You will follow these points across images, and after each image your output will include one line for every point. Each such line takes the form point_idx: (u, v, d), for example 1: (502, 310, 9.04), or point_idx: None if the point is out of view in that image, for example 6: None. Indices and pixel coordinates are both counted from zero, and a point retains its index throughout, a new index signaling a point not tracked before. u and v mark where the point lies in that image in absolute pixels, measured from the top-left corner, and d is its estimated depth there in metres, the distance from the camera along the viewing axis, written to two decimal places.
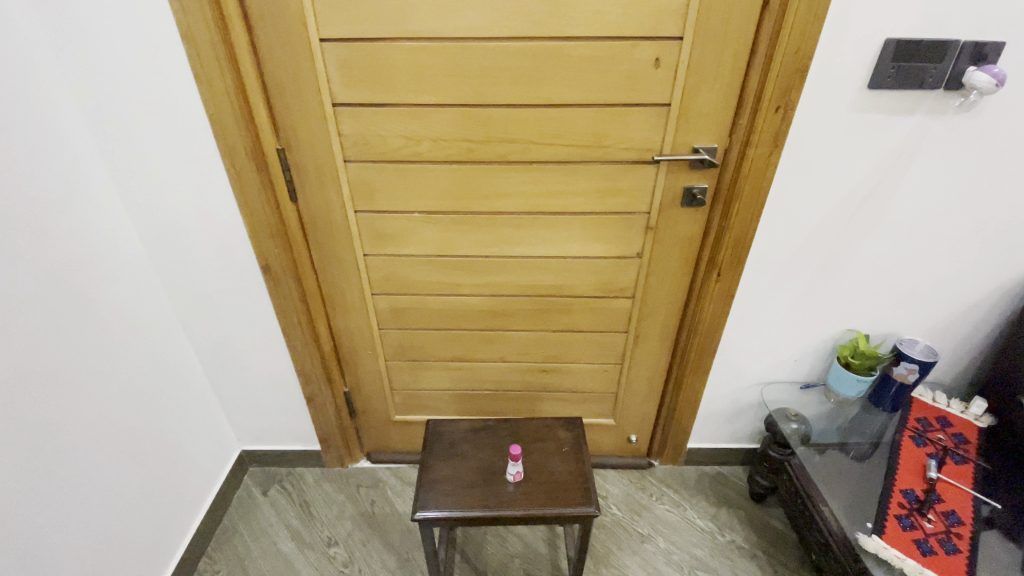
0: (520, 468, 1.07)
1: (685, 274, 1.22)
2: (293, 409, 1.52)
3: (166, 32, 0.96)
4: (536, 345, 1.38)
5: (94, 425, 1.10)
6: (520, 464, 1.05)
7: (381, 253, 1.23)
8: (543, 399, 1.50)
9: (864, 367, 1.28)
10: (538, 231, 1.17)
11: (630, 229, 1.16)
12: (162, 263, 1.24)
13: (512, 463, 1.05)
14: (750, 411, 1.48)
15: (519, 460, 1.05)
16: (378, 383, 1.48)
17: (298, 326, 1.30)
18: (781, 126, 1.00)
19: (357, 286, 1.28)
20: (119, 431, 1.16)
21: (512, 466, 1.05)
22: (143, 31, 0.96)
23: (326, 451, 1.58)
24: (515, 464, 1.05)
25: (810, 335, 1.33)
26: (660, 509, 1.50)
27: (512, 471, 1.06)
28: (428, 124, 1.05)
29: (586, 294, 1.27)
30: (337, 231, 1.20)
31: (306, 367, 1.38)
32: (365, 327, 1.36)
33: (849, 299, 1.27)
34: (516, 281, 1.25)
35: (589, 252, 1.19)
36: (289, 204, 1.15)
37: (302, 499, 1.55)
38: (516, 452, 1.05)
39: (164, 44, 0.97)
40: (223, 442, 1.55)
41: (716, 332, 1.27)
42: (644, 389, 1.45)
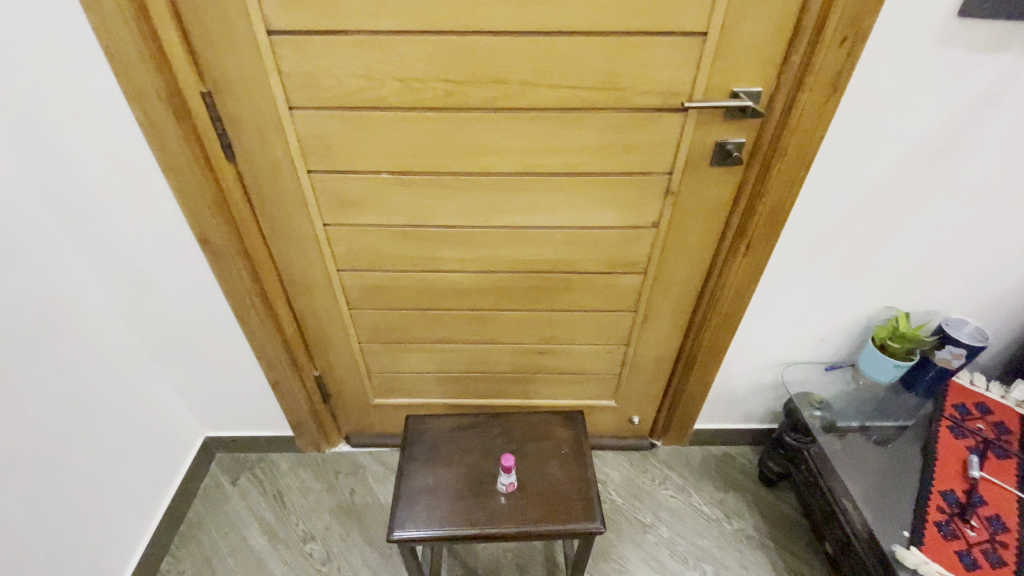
0: (514, 478, 0.92)
1: (707, 247, 1.03)
2: (258, 395, 1.35)
3: None
4: (530, 325, 1.21)
5: (19, 436, 0.93)
6: (514, 477, 0.91)
7: (344, 222, 1.02)
8: (537, 381, 1.34)
9: (903, 351, 1.13)
10: (534, 195, 0.96)
11: (645, 194, 0.95)
12: (80, 240, 1.02)
13: (504, 475, 0.91)
14: (766, 392, 1.34)
15: (512, 471, 0.91)
16: (353, 366, 1.31)
17: (252, 307, 1.11)
18: (845, 64, 0.78)
19: (318, 261, 1.08)
20: (50, 441, 1.00)
21: (505, 479, 0.91)
22: None
23: (300, 436, 1.44)
24: (507, 476, 0.91)
25: (842, 313, 1.17)
26: (663, 495, 1.39)
27: (505, 483, 0.91)
28: (393, 59, 0.81)
29: (589, 269, 1.08)
30: (288, 197, 0.98)
31: (266, 352, 1.20)
32: (332, 307, 1.17)
33: (891, 273, 1.10)
34: (507, 254, 1.06)
35: (595, 221, 0.99)
36: (226, 165, 0.93)
37: (275, 489, 1.43)
38: (508, 463, 0.90)
39: None
40: (182, 432, 1.39)
41: (737, 311, 1.11)
42: (650, 371, 1.30)
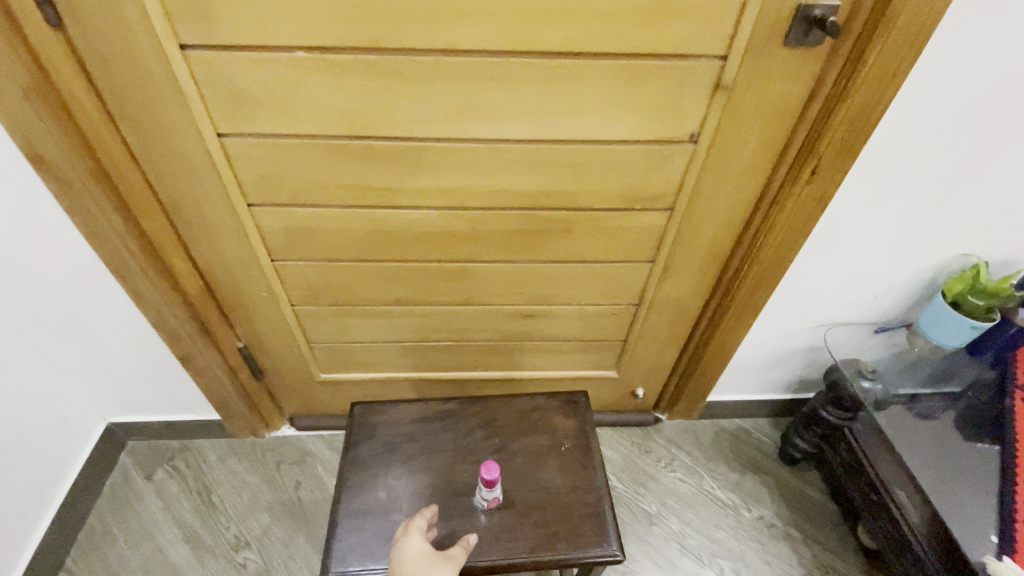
0: (498, 493, 0.72)
1: (758, 172, 0.76)
2: (167, 372, 1.06)
3: None
4: (516, 281, 0.93)
5: None
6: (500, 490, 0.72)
7: (250, 133, 0.70)
8: (524, 350, 1.09)
9: (982, 309, 0.90)
10: (526, 91, 0.66)
11: (684, 91, 0.66)
12: None
13: (492, 491, 0.70)
14: (797, 359, 1.12)
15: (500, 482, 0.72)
16: (286, 336, 1.01)
17: (130, 257, 0.80)
18: None
19: (219, 190, 0.76)
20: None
21: (492, 496, 0.71)
22: None
23: (229, 421, 1.16)
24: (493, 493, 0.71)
25: (907, 263, 0.93)
26: (670, 479, 1.19)
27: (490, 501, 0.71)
28: None
29: (597, 205, 0.80)
30: (155, 89, 0.65)
31: (163, 319, 0.90)
32: (249, 259, 0.86)
33: (979, 213, 0.86)
34: (487, 184, 0.76)
35: (612, 133, 0.70)
36: (45, 30, 0.60)
37: (201, 485, 1.16)
38: (492, 477, 0.68)
39: None
40: (74, 424, 1.07)
41: (784, 261, 0.86)
42: (663, 336, 1.06)
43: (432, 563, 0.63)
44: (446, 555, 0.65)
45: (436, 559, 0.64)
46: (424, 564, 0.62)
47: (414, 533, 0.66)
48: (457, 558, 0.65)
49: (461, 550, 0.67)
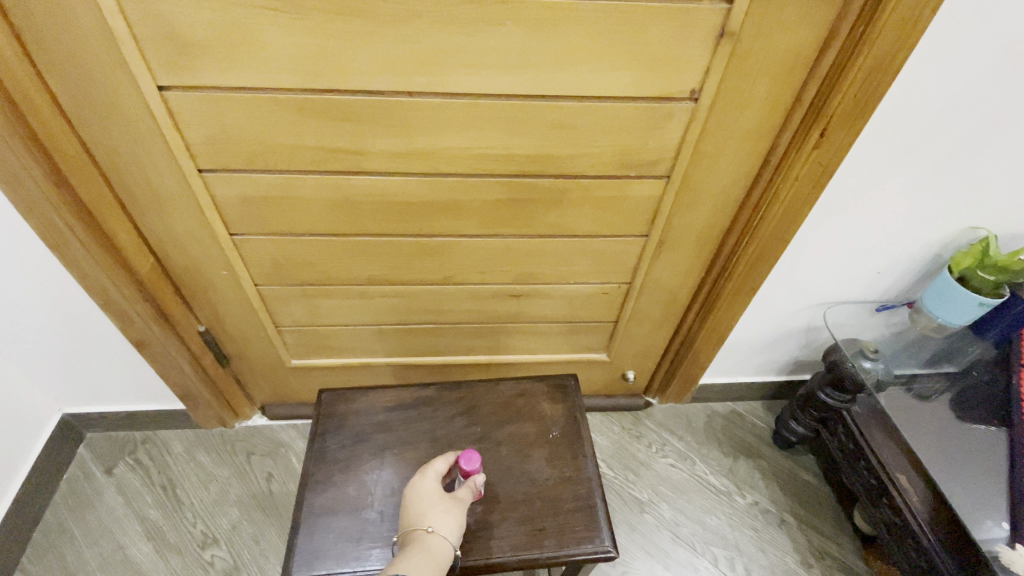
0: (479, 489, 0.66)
1: (763, 135, 0.70)
2: (125, 359, 0.97)
3: None
4: (500, 258, 0.86)
5: None
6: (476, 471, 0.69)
7: (196, 86, 0.62)
8: (509, 332, 1.03)
9: (991, 285, 0.85)
10: (508, 39, 0.58)
11: (686, 40, 0.59)
12: None
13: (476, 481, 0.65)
14: (794, 340, 1.08)
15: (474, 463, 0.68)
16: (252, 318, 0.94)
17: (68, 229, 0.71)
18: None
19: (167, 155, 0.68)
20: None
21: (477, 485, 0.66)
22: None
23: (195, 411, 1.08)
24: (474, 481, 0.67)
25: (913, 238, 0.88)
26: (661, 465, 1.14)
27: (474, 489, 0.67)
28: None
29: (588, 173, 0.74)
30: (81, 32, 0.56)
31: (113, 300, 0.81)
32: (204, 233, 0.78)
33: (992, 184, 0.81)
34: (467, 147, 0.69)
35: (605, 89, 0.64)
36: None
37: (165, 479, 1.09)
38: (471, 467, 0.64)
39: None
40: (24, 417, 0.98)
41: (786, 235, 0.80)
42: (656, 317, 1.00)
43: (444, 504, 0.62)
44: (457, 497, 0.64)
45: (447, 500, 0.63)
46: (435, 504, 0.62)
47: (426, 474, 0.65)
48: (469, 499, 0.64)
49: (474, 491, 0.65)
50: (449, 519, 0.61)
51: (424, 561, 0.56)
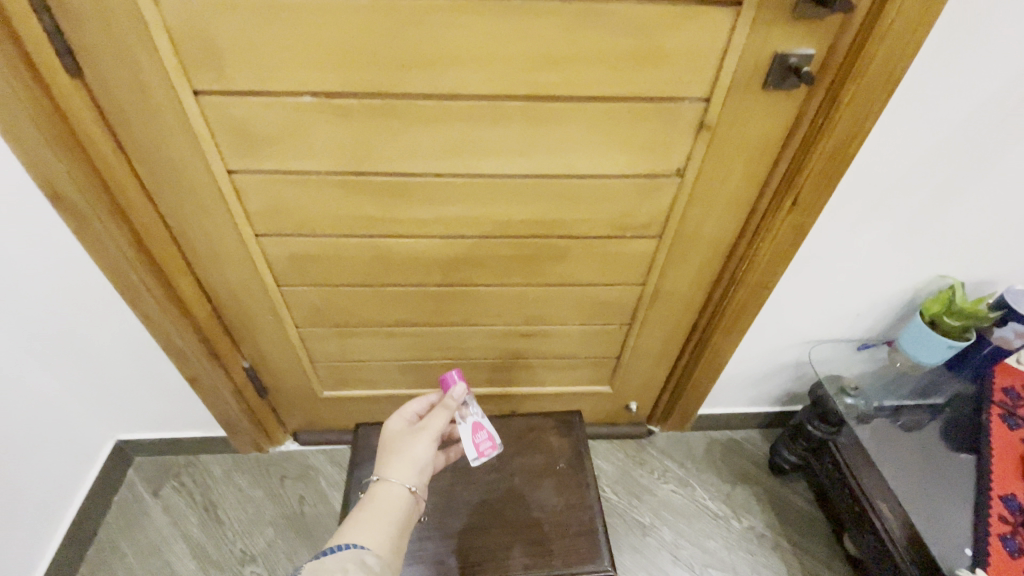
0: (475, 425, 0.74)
1: (743, 201, 0.80)
2: (175, 391, 1.09)
3: None
4: (513, 302, 0.97)
5: None
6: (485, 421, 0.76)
7: (258, 169, 0.74)
8: (520, 366, 1.12)
9: (960, 329, 0.94)
10: (519, 132, 0.70)
11: (670, 129, 0.70)
12: None
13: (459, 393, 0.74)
14: (785, 374, 1.16)
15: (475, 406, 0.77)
16: (290, 355, 1.05)
17: (142, 285, 0.83)
18: None
19: (229, 223, 0.80)
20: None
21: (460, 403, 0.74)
22: None
23: (234, 437, 1.19)
24: (482, 432, 0.74)
25: (889, 284, 0.97)
26: (663, 490, 1.22)
27: (489, 450, 0.73)
28: None
29: (590, 233, 0.84)
30: (168, 132, 0.69)
31: (174, 342, 0.93)
32: (255, 284, 0.89)
33: (954, 238, 0.90)
34: (486, 214, 0.80)
35: (603, 168, 0.74)
36: (66, 79, 0.63)
37: (206, 500, 1.19)
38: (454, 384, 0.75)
39: None
40: (83, 443, 1.10)
41: (768, 284, 0.89)
42: (655, 353, 1.09)
43: (395, 445, 0.70)
44: (419, 432, 0.71)
45: (401, 440, 0.71)
46: (389, 447, 0.70)
47: (398, 417, 0.74)
48: (435, 428, 0.71)
49: (454, 405, 0.73)
50: (397, 459, 0.68)
51: (371, 508, 0.63)
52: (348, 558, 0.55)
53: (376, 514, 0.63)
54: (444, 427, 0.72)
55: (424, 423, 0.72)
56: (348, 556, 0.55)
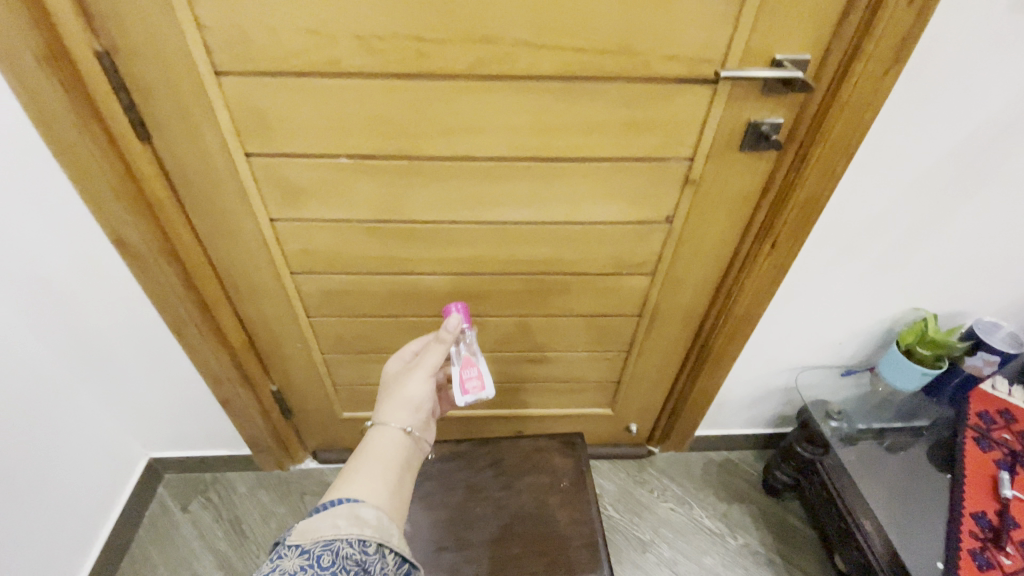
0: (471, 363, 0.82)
1: (727, 244, 0.89)
2: (208, 412, 1.17)
3: None
4: (520, 332, 1.06)
5: None
6: (479, 360, 0.83)
7: (297, 218, 0.84)
8: (527, 390, 1.20)
9: (933, 357, 1.03)
10: (527, 186, 0.80)
11: (659, 183, 0.80)
12: None
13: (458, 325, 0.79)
14: (776, 398, 1.24)
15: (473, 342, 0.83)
16: (315, 379, 1.14)
17: (188, 318, 0.92)
18: (913, 25, 0.63)
19: (268, 263, 0.89)
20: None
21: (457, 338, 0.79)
22: None
23: (259, 456, 1.27)
24: (471, 368, 0.81)
25: (867, 316, 1.05)
26: (662, 509, 1.29)
27: (473, 388, 0.79)
28: (349, 5, 0.62)
29: (590, 270, 0.93)
30: (222, 189, 0.79)
31: (212, 368, 1.02)
32: (288, 316, 0.99)
33: (925, 275, 0.98)
34: (497, 255, 0.90)
35: (602, 216, 0.84)
36: (138, 147, 0.73)
37: (232, 515, 1.27)
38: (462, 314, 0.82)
39: None
40: (120, 459, 1.19)
41: (754, 317, 0.98)
42: (653, 378, 1.17)
43: (392, 384, 0.78)
44: (416, 368, 0.78)
45: (398, 379, 0.78)
46: (389, 387, 0.78)
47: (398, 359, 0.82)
48: (430, 362, 0.77)
49: (450, 338, 0.78)
50: (392, 395, 0.75)
51: (370, 443, 0.69)
52: (344, 516, 0.56)
53: (375, 456, 0.67)
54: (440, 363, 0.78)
55: (421, 359, 0.78)
56: (345, 514, 0.56)
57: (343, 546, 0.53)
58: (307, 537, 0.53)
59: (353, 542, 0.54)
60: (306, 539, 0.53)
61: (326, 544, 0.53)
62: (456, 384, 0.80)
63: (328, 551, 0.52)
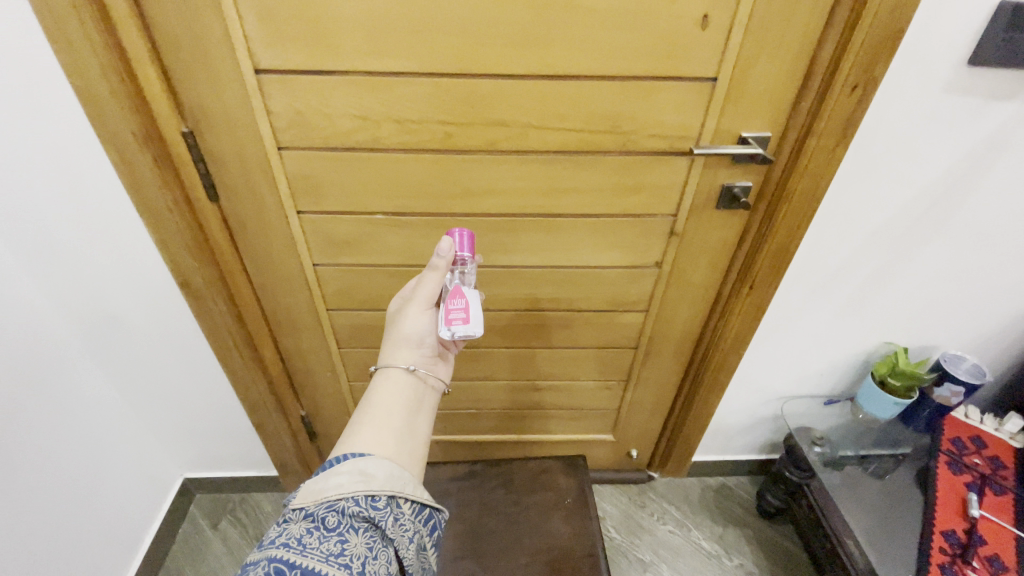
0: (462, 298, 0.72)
1: (711, 285, 1.01)
2: (242, 435, 1.28)
3: None
4: (528, 363, 1.17)
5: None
6: (471, 293, 0.73)
7: (336, 263, 0.97)
8: (534, 416, 1.31)
9: (904, 387, 1.12)
10: (534, 237, 0.93)
11: (649, 234, 0.93)
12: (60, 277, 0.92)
13: (451, 251, 0.72)
14: (766, 425, 1.33)
15: (472, 273, 0.75)
16: (341, 405, 1.25)
17: (235, 350, 1.04)
18: (856, 110, 0.76)
19: (308, 301, 1.02)
20: (3, 510, 0.88)
21: (451, 265, 0.73)
22: None
23: (285, 477, 1.37)
24: (460, 300, 0.72)
25: (844, 349, 1.15)
26: (662, 531, 1.36)
27: (457, 323, 0.71)
28: (392, 97, 0.76)
29: (590, 308, 1.05)
30: (275, 239, 0.92)
31: (251, 395, 1.14)
32: (322, 347, 1.11)
33: (893, 313, 1.09)
34: (508, 294, 1.02)
35: (599, 261, 0.97)
36: (208, 207, 0.86)
37: (258, 533, 1.36)
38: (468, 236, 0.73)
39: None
40: (159, 478, 1.29)
41: (739, 350, 1.08)
42: (650, 406, 1.27)
43: (394, 320, 0.77)
44: (415, 297, 0.75)
45: (399, 315, 0.77)
46: (392, 322, 0.77)
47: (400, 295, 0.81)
48: (425, 292, 0.74)
49: (443, 265, 0.72)
50: (394, 331, 0.75)
51: (383, 383, 0.71)
52: (348, 473, 0.57)
53: (381, 399, 0.68)
54: (435, 293, 0.75)
55: (420, 289, 0.76)
56: (349, 470, 0.58)
57: (348, 504, 0.54)
58: (311, 500, 0.54)
59: (358, 499, 0.55)
60: (310, 502, 0.54)
61: (330, 505, 0.54)
62: (441, 315, 0.72)
63: (332, 512, 0.53)
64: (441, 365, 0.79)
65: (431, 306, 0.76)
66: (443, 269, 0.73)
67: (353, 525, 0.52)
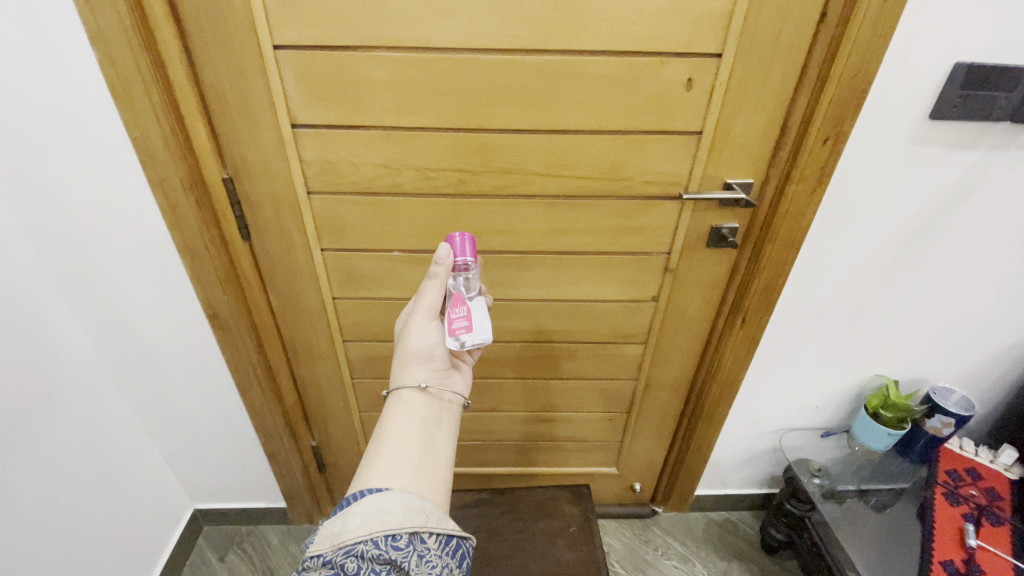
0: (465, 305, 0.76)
1: (706, 318, 1.07)
2: (253, 465, 1.32)
3: (81, 50, 0.74)
4: (533, 393, 1.22)
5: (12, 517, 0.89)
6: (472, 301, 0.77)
7: (354, 296, 1.04)
8: (539, 448, 1.34)
9: (896, 419, 1.16)
10: (539, 273, 1.00)
11: (646, 270, 1.00)
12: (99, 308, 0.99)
13: (449, 257, 0.77)
14: (766, 457, 1.35)
15: (475, 279, 0.78)
16: (352, 435, 1.29)
17: (255, 380, 1.10)
18: (829, 159, 0.84)
19: (325, 332, 1.09)
20: (26, 531, 0.92)
21: (452, 272, 0.78)
22: (59, 46, 0.73)
23: (294, 508, 1.39)
24: (462, 309, 0.76)
25: (837, 381, 1.20)
26: (666, 565, 1.37)
27: (461, 332, 0.75)
28: (412, 148, 0.86)
29: (593, 340, 1.11)
30: (299, 274, 1.00)
31: (266, 424, 1.18)
32: (336, 377, 1.17)
33: (881, 345, 1.14)
34: (515, 327, 1.08)
35: (600, 295, 1.03)
36: (241, 244, 0.94)
37: (264, 565, 1.37)
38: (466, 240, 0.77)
39: (75, 62, 0.75)
40: (171, 507, 1.32)
41: (736, 381, 1.13)
42: (652, 438, 1.31)
43: (401, 336, 0.81)
44: (419, 310, 0.80)
45: (405, 330, 0.81)
46: (400, 339, 0.81)
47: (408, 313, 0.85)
48: (428, 303, 0.79)
49: (442, 272, 0.77)
50: (402, 347, 0.79)
51: (399, 406, 0.74)
52: (365, 513, 0.59)
53: (398, 423, 0.72)
54: (438, 301, 0.79)
55: (423, 301, 0.80)
56: (366, 509, 0.60)
57: (366, 548, 0.56)
58: (330, 545, 0.57)
59: (378, 540, 0.57)
60: (329, 548, 0.57)
61: (349, 550, 0.56)
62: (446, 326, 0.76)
63: (352, 558, 0.55)
64: (455, 378, 0.81)
65: (436, 318, 0.80)
66: (444, 275, 0.77)
67: (374, 569, 0.55)
